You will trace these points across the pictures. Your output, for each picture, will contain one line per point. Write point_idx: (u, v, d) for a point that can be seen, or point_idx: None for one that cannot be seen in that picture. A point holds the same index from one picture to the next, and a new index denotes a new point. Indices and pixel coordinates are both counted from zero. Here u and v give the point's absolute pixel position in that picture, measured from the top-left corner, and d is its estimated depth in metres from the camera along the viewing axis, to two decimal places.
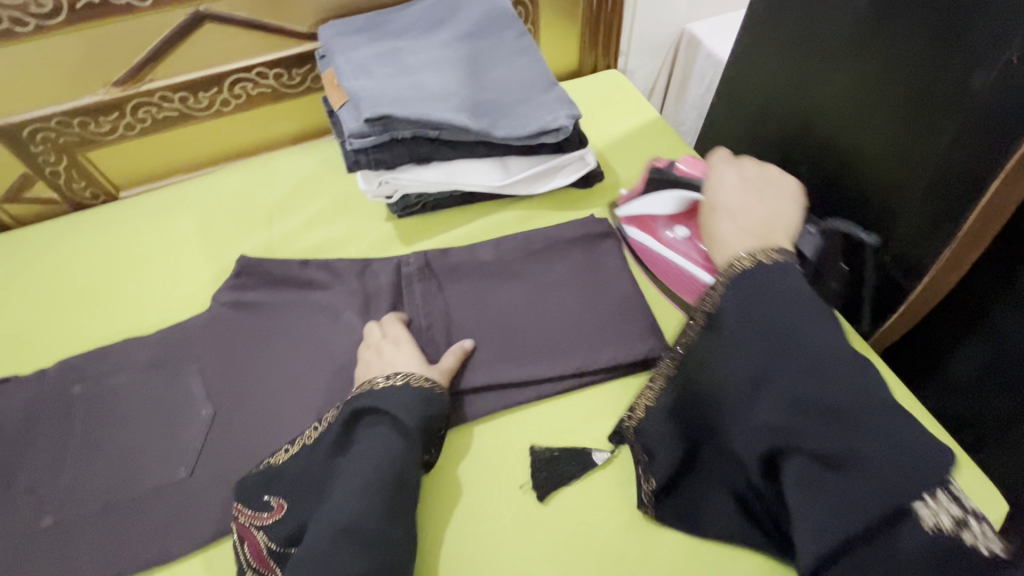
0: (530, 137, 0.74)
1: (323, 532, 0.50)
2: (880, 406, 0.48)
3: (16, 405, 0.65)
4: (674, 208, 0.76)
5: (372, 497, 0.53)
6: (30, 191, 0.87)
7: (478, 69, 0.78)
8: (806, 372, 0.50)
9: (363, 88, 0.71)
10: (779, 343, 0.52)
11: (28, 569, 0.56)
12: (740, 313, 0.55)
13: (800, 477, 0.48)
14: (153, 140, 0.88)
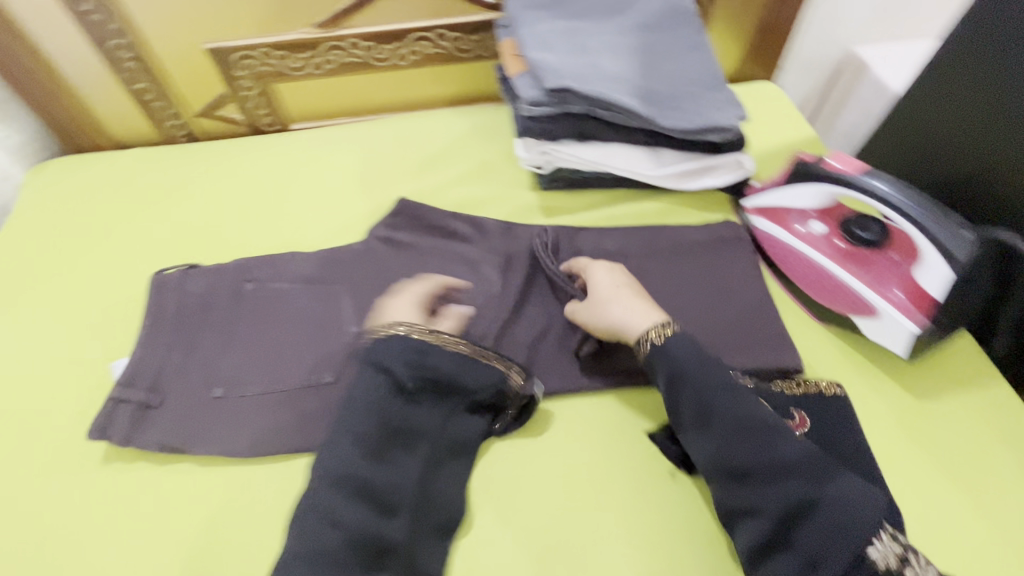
0: (694, 131, 0.75)
1: (328, 482, 0.55)
2: (793, 469, 0.53)
3: (196, 289, 0.74)
4: (816, 203, 0.71)
5: (360, 442, 0.57)
6: (222, 110, 0.98)
7: (652, 58, 0.79)
8: (737, 424, 0.57)
9: (545, 59, 0.74)
10: (719, 397, 0.58)
11: (196, 429, 0.65)
12: (664, 382, 0.61)
13: (743, 520, 0.55)
14: (332, 81, 0.95)
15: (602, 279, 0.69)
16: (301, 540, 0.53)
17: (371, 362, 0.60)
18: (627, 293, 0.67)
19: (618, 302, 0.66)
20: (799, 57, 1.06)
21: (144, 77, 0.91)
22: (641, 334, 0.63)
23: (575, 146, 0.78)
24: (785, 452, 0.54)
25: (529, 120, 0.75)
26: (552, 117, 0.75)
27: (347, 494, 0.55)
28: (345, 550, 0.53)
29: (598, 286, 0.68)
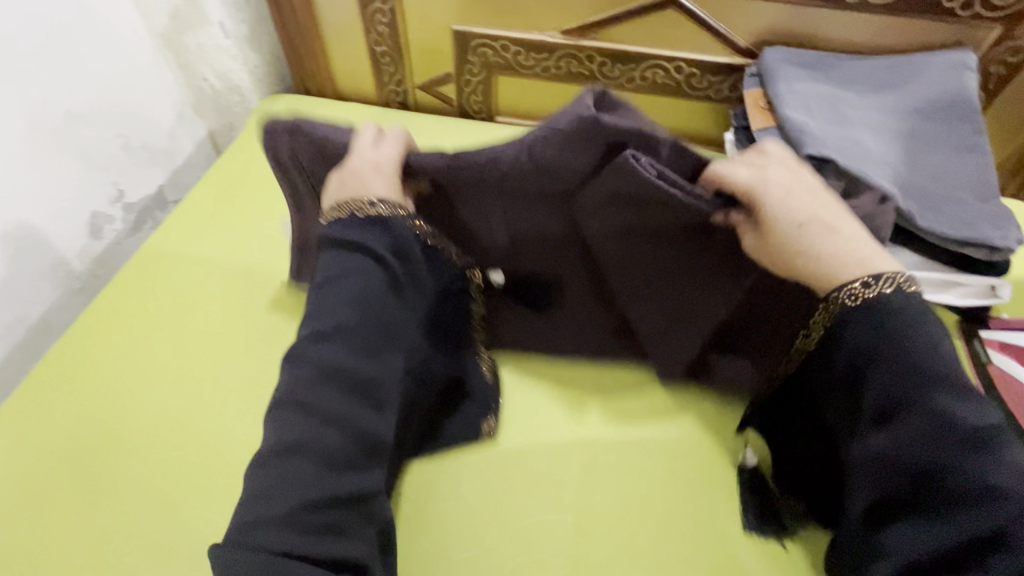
0: (953, 241, 0.66)
1: (314, 368, 0.53)
2: (975, 474, 0.45)
3: None
4: None
5: (357, 325, 0.56)
6: (441, 88, 1.02)
7: (922, 148, 0.71)
8: (913, 430, 0.48)
9: (806, 121, 0.69)
10: (897, 396, 0.50)
11: None
12: (839, 344, 0.54)
13: (906, 521, 0.49)
14: (552, 86, 0.96)
15: (778, 216, 0.56)
16: (293, 432, 0.51)
17: (347, 239, 0.58)
18: (828, 237, 0.55)
19: (828, 238, 0.56)
20: None
21: (388, 41, 0.96)
22: (834, 293, 0.54)
23: None
24: (969, 470, 0.46)
25: None
26: None
27: (333, 391, 0.53)
28: (343, 448, 0.52)
29: (778, 217, 0.56)
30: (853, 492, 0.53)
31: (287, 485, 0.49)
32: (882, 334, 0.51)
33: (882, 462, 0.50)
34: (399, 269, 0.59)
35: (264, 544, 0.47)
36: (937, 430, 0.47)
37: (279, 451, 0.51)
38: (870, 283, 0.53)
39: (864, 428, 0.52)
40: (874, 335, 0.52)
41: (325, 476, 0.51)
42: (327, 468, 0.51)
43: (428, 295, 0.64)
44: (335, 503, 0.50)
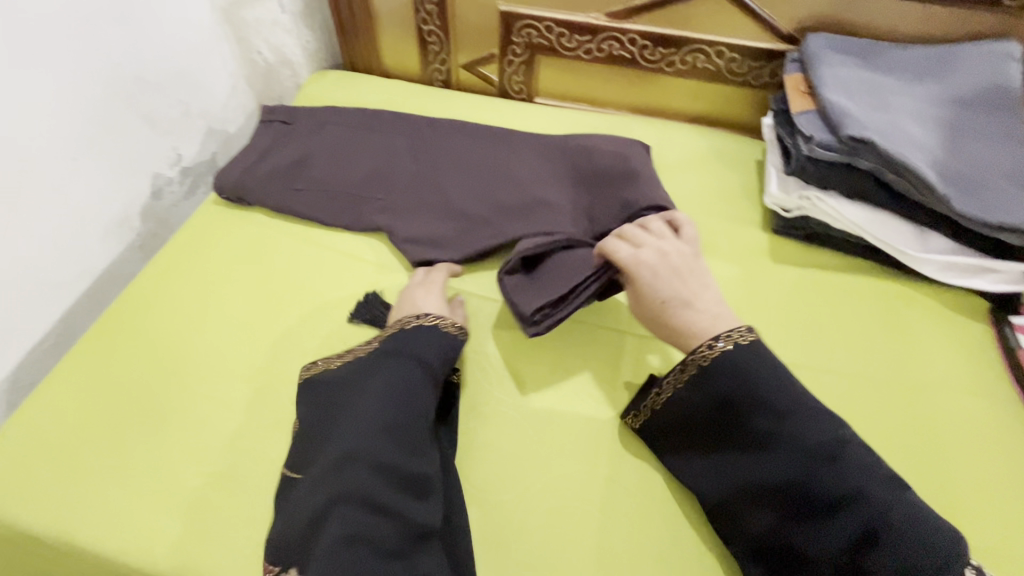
0: (988, 227, 0.67)
1: (354, 467, 0.55)
2: (846, 485, 0.52)
3: (439, 228, 0.82)
4: None
5: (379, 426, 0.58)
6: (484, 68, 1.05)
7: (961, 136, 0.72)
8: (785, 454, 0.54)
9: (847, 105, 0.71)
10: (770, 431, 0.55)
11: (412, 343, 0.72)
12: (713, 381, 0.58)
13: (802, 543, 0.52)
14: (593, 69, 0.99)
15: (648, 287, 0.64)
16: (338, 529, 0.52)
17: (388, 349, 0.64)
18: (688, 313, 0.62)
19: (686, 333, 0.62)
20: None
21: (436, 21, 1.00)
22: (692, 354, 0.59)
23: (841, 202, 0.73)
24: (833, 479, 0.52)
25: (804, 161, 0.72)
26: (830, 165, 0.71)
27: (365, 482, 0.54)
28: (391, 537, 0.53)
29: (654, 295, 0.64)
30: (751, 527, 0.55)
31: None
32: (716, 368, 0.58)
33: (765, 491, 0.55)
34: (411, 368, 0.62)
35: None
36: (800, 451, 0.54)
37: (325, 546, 0.51)
38: (714, 343, 0.59)
39: (748, 466, 0.56)
40: (731, 376, 0.57)
41: (374, 563, 0.51)
42: (368, 555, 0.51)
43: (423, 369, 0.63)
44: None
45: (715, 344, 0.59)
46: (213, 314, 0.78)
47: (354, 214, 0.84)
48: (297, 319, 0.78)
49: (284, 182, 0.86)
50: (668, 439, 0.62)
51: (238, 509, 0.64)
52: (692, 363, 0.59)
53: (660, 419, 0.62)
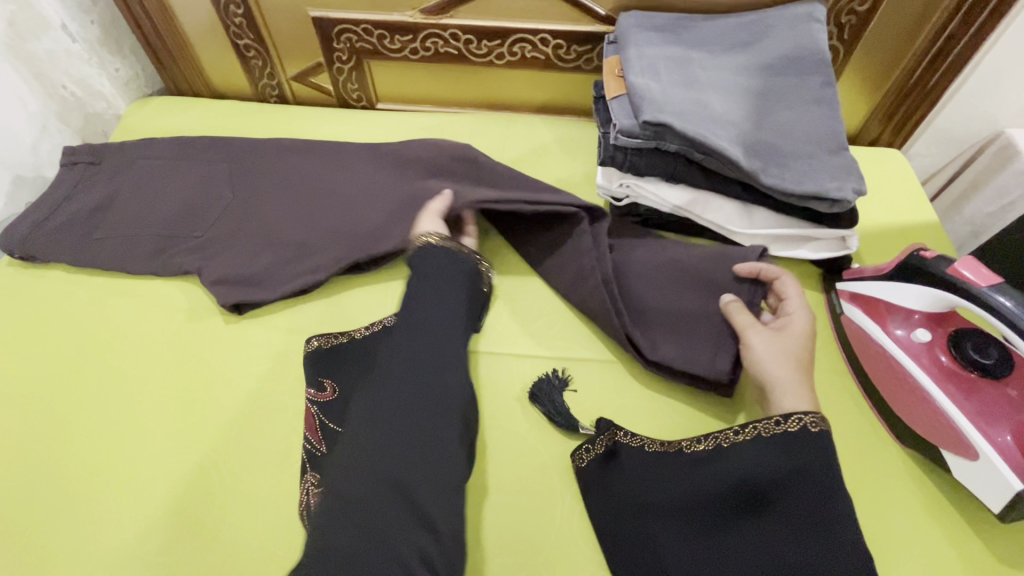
0: (798, 196, 0.66)
1: (394, 365, 0.57)
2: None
3: (261, 261, 0.76)
4: (924, 307, 0.59)
5: (425, 331, 0.60)
6: (315, 78, 0.98)
7: (767, 107, 0.71)
8: (826, 554, 0.48)
9: (649, 87, 0.68)
10: (815, 522, 0.49)
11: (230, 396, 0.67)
12: (792, 452, 0.52)
13: None
14: (426, 68, 0.93)
15: (799, 337, 0.61)
16: (371, 418, 0.54)
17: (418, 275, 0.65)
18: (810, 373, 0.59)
19: (790, 372, 0.58)
20: (936, 127, 0.94)
21: (249, 34, 0.93)
22: (798, 414, 0.53)
23: (660, 186, 0.71)
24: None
25: (617, 149, 0.69)
26: (642, 151, 0.69)
27: (400, 378, 0.57)
28: (422, 422, 0.53)
29: (792, 339, 0.60)
30: None
31: (370, 452, 0.51)
32: (798, 446, 0.52)
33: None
34: (437, 281, 0.64)
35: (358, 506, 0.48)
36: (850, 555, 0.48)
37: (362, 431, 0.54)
38: (788, 422, 0.53)
39: (763, 537, 0.50)
40: (812, 459, 0.51)
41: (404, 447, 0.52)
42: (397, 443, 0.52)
43: (457, 284, 0.65)
44: (403, 474, 0.50)
45: (799, 420, 0.53)
46: (4, 394, 0.70)
47: (161, 260, 0.77)
48: (103, 383, 0.70)
49: (83, 231, 0.79)
50: (676, 497, 0.54)
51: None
52: (790, 420, 0.53)
53: (685, 474, 0.55)
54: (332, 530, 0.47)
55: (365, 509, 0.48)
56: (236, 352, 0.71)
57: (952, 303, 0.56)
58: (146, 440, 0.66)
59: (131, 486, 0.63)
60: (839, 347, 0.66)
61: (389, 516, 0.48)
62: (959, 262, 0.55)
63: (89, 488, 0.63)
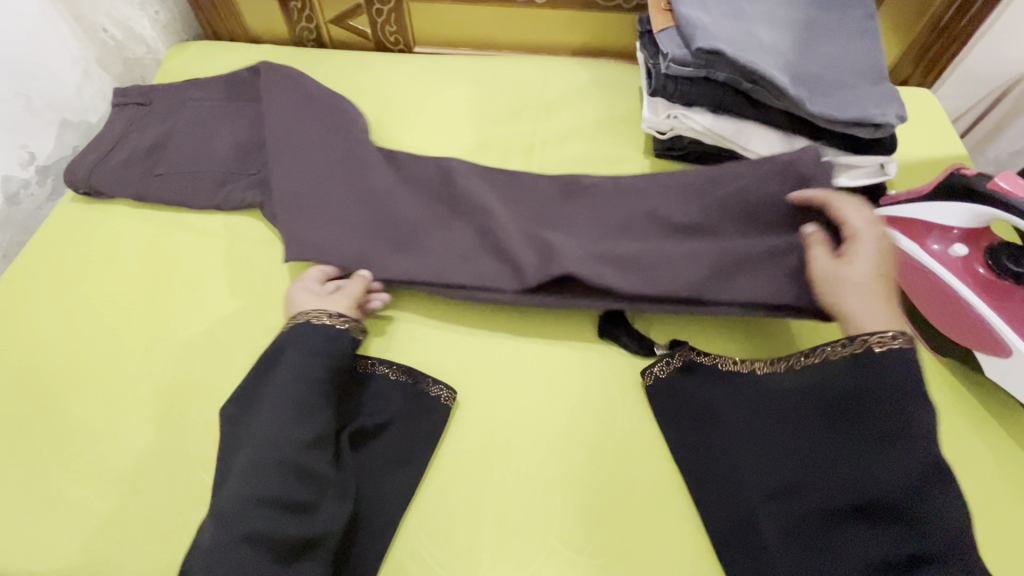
0: (842, 123, 0.69)
1: (257, 441, 0.55)
2: (919, 484, 0.47)
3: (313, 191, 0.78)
4: (962, 223, 0.63)
5: (290, 404, 0.57)
6: (353, 21, 0.99)
7: (812, 38, 0.73)
8: (891, 462, 0.48)
9: (700, 18, 0.70)
10: (879, 433, 0.49)
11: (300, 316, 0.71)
12: (855, 366, 0.51)
13: (830, 525, 0.51)
14: (465, 9, 0.94)
15: (865, 257, 0.56)
16: (250, 451, 0.54)
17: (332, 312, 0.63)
18: (885, 289, 0.55)
19: (861, 295, 0.55)
20: (965, 67, 0.96)
21: None
22: (863, 334, 0.52)
23: (706, 117, 0.74)
24: (935, 506, 0.46)
25: (667, 80, 0.71)
26: (691, 81, 0.71)
27: (263, 433, 0.55)
28: (271, 478, 0.53)
29: (856, 262, 0.56)
30: (796, 495, 0.53)
31: (244, 493, 0.52)
32: (866, 363, 0.51)
33: (835, 481, 0.51)
34: (313, 357, 0.59)
35: (223, 551, 0.49)
36: (910, 458, 0.48)
37: (237, 473, 0.54)
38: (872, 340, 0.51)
39: (821, 440, 0.52)
40: (879, 376, 0.50)
41: (254, 506, 0.51)
42: (263, 485, 0.52)
43: (328, 353, 0.60)
44: (267, 511, 0.51)
45: (882, 339, 0.51)
46: (81, 319, 0.73)
47: (221, 195, 0.80)
48: (173, 310, 0.73)
49: (142, 168, 0.82)
50: (748, 411, 0.57)
51: (125, 520, 0.61)
52: (855, 339, 0.52)
53: (756, 390, 0.58)
54: (197, 573, 0.49)
55: (237, 547, 0.50)
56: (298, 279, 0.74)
57: (989, 216, 0.59)
58: (222, 358, 0.69)
59: (211, 400, 0.67)
60: None
61: (240, 555, 0.49)
62: (995, 177, 0.59)
63: (172, 402, 0.67)
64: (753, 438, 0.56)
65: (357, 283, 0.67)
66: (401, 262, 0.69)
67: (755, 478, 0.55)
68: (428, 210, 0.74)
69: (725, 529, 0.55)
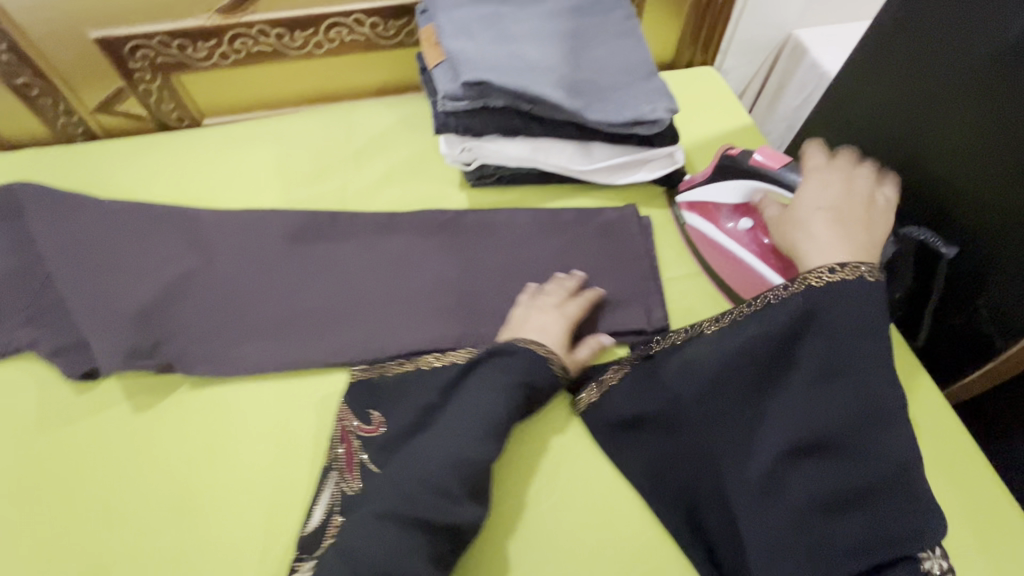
0: (623, 125, 0.71)
1: (440, 442, 0.56)
2: (870, 424, 0.54)
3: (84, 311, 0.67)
4: (739, 198, 0.71)
5: (497, 408, 0.58)
6: (121, 105, 0.89)
7: (579, 47, 0.75)
8: (862, 400, 0.54)
9: (464, 48, 0.69)
10: (861, 373, 0.55)
11: (107, 459, 0.62)
12: (810, 307, 0.57)
13: (794, 470, 0.54)
14: (243, 72, 0.88)
15: (810, 194, 0.63)
16: (436, 441, 0.56)
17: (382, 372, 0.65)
18: (829, 217, 0.60)
19: (805, 230, 0.61)
20: (739, 40, 1.04)
21: (25, 70, 0.81)
22: (812, 270, 0.58)
23: (499, 142, 0.73)
24: (871, 436, 0.54)
25: (448, 116, 0.70)
26: (473, 112, 0.70)
27: (467, 422, 0.57)
28: (453, 482, 0.54)
29: (804, 195, 0.63)
30: (762, 445, 0.55)
31: (422, 483, 0.54)
32: (815, 303, 0.57)
33: (803, 414, 0.55)
34: (519, 363, 0.61)
35: (392, 512, 0.53)
36: (863, 402, 0.54)
37: (432, 451, 0.56)
38: (838, 269, 0.57)
39: (779, 390, 0.56)
40: (834, 314, 0.56)
41: (428, 500, 0.53)
42: (454, 468, 0.55)
43: (535, 366, 0.61)
44: (439, 502, 0.53)
45: (837, 269, 0.57)
46: None
47: None
48: None
49: None
50: (725, 354, 0.58)
51: None
52: (796, 282, 0.58)
53: (730, 338, 0.59)
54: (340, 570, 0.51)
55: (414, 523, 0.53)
56: (101, 420, 0.64)
57: (756, 186, 0.68)
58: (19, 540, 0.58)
59: None
60: (687, 252, 0.75)
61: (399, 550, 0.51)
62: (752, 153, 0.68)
63: None
64: (716, 392, 0.58)
65: (557, 295, 0.68)
66: (230, 364, 0.66)
67: (721, 436, 0.57)
68: (247, 302, 0.70)
69: (679, 502, 0.57)
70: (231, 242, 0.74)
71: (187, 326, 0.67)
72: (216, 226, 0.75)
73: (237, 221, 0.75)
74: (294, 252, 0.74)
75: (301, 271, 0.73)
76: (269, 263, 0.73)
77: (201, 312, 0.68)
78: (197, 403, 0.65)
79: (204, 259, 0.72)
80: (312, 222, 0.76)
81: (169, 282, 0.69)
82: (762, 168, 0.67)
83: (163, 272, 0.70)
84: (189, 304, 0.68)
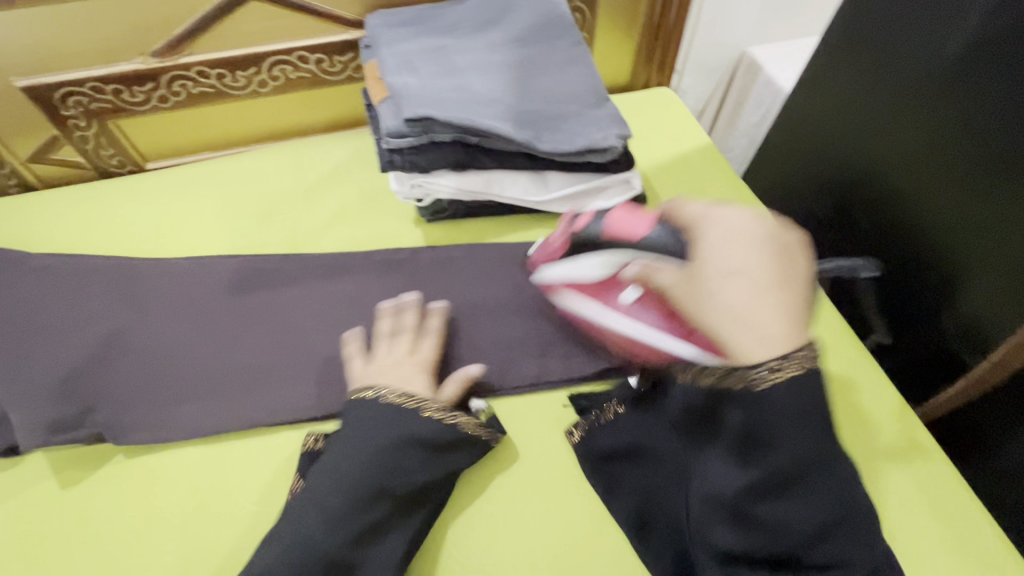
0: (575, 154, 0.69)
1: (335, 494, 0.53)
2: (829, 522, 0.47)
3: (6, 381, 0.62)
4: (602, 273, 0.64)
5: (376, 453, 0.54)
6: (57, 154, 0.85)
7: (526, 76, 0.73)
8: (817, 508, 0.46)
9: (407, 84, 0.67)
10: (815, 470, 0.46)
11: (29, 544, 0.56)
12: (766, 407, 0.44)
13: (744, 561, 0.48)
14: (185, 114, 0.85)
15: (717, 253, 0.50)
16: (324, 496, 0.53)
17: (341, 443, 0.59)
18: (748, 284, 0.47)
19: (721, 301, 0.48)
20: (693, 59, 1.04)
21: None
22: (751, 365, 0.45)
23: (451, 177, 0.71)
24: (830, 534, 0.47)
25: (394, 153, 0.68)
26: (419, 149, 0.68)
27: (342, 472, 0.53)
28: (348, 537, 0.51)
29: (711, 255, 0.50)
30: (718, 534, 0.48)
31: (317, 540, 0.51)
32: (773, 400, 0.44)
33: (756, 519, 0.46)
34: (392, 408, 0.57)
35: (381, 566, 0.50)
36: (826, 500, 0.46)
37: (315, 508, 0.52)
38: (779, 365, 0.44)
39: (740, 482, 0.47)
40: (799, 411, 0.44)
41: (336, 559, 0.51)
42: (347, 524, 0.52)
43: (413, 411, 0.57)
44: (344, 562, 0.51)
45: (783, 362, 0.44)
46: None
47: None
48: None
49: None
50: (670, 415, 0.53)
51: None
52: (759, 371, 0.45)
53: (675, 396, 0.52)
54: None
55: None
56: (25, 500, 0.58)
57: (617, 261, 0.62)
58: None
59: None
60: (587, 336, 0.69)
61: None
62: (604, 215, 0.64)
63: None
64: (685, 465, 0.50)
65: (427, 352, 0.64)
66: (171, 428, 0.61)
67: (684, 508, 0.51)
68: (188, 359, 0.66)
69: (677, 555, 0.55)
70: (170, 294, 0.70)
71: (123, 389, 0.63)
72: (155, 279, 0.71)
73: (178, 272, 0.72)
74: (239, 301, 0.70)
75: (247, 322, 0.69)
76: (212, 314, 0.69)
77: (139, 373, 0.64)
78: (134, 473, 0.60)
79: (141, 315, 0.68)
80: (258, 269, 0.72)
81: (102, 342, 0.65)
82: (625, 234, 0.61)
83: (95, 332, 0.66)
84: (125, 365, 0.64)
